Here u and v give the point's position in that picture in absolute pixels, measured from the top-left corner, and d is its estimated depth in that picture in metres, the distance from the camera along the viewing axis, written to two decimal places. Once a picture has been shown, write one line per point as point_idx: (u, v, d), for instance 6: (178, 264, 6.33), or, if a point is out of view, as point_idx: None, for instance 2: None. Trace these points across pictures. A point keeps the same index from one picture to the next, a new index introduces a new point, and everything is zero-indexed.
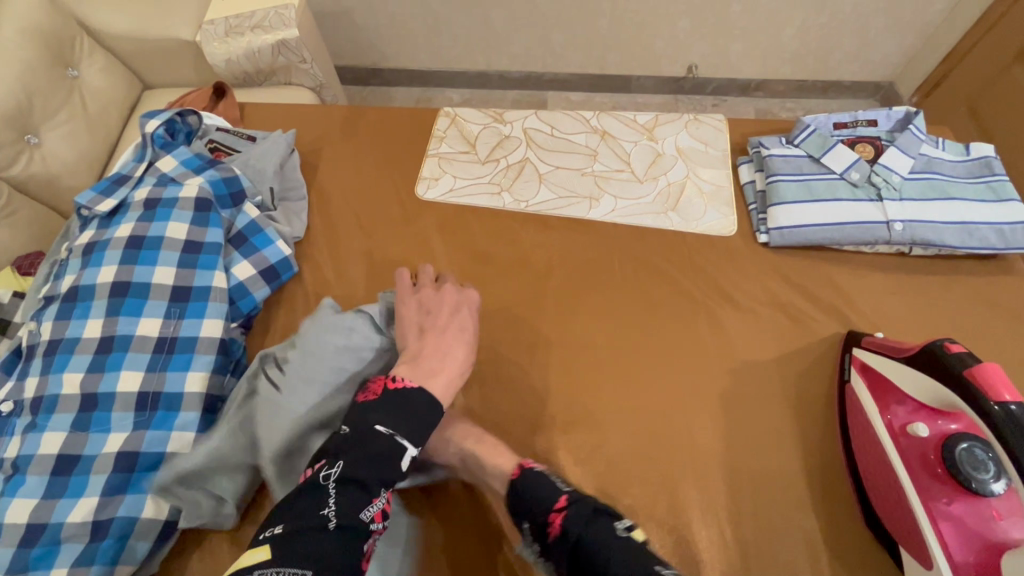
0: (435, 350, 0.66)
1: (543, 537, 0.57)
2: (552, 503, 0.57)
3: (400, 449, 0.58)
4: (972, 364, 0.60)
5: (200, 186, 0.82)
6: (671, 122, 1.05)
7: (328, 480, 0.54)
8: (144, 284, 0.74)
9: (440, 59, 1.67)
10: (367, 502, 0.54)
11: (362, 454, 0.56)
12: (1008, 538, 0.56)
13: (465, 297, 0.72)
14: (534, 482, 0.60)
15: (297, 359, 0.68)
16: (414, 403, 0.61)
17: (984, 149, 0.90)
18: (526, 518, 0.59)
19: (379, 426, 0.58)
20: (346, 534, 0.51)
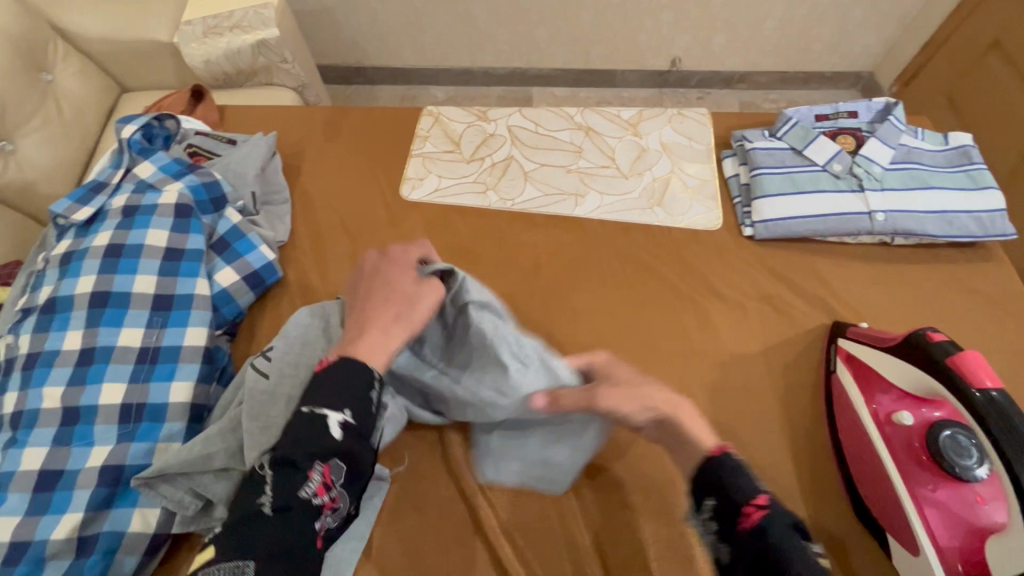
0: (357, 320, 0.63)
1: (727, 522, 0.49)
2: (754, 495, 0.49)
3: (324, 421, 0.53)
4: (954, 352, 0.62)
5: (180, 193, 0.81)
6: (655, 117, 1.05)
7: (263, 469, 0.53)
8: (124, 293, 0.73)
9: (423, 56, 1.66)
10: (301, 479, 0.51)
11: (287, 437, 0.53)
12: (991, 523, 0.56)
13: (396, 258, 0.68)
14: (737, 468, 0.51)
15: (280, 346, 0.67)
16: (336, 379, 0.55)
17: (962, 138, 0.91)
18: (711, 493, 0.51)
19: (302, 407, 0.54)
20: (286, 516, 0.50)
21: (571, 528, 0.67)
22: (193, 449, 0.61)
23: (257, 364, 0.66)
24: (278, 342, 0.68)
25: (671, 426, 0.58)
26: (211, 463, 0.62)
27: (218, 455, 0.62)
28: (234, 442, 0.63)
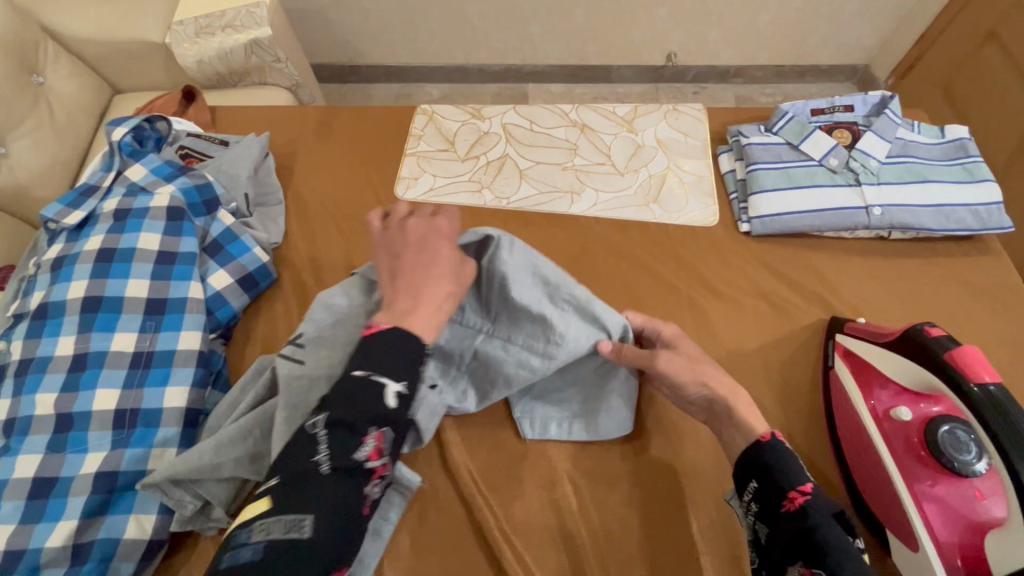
0: (408, 291, 0.59)
1: (771, 502, 0.56)
2: (799, 483, 0.56)
3: (382, 389, 0.51)
4: (952, 347, 0.61)
5: (172, 195, 0.80)
6: (650, 114, 1.04)
7: (316, 428, 0.50)
8: (116, 297, 0.72)
9: (418, 54, 1.65)
10: (358, 443, 0.49)
11: (344, 399, 0.50)
12: (991, 518, 0.56)
13: (434, 228, 0.65)
14: (786, 456, 0.58)
15: (311, 332, 0.68)
16: (392, 345, 0.54)
17: (958, 131, 0.91)
18: (756, 477, 0.58)
19: (356, 370, 0.52)
20: (343, 478, 0.48)
21: (568, 525, 0.67)
22: (203, 458, 0.61)
23: (288, 351, 0.67)
24: (308, 328, 0.68)
25: (721, 406, 0.64)
26: (222, 472, 0.62)
27: (229, 465, 0.62)
28: (243, 450, 0.62)
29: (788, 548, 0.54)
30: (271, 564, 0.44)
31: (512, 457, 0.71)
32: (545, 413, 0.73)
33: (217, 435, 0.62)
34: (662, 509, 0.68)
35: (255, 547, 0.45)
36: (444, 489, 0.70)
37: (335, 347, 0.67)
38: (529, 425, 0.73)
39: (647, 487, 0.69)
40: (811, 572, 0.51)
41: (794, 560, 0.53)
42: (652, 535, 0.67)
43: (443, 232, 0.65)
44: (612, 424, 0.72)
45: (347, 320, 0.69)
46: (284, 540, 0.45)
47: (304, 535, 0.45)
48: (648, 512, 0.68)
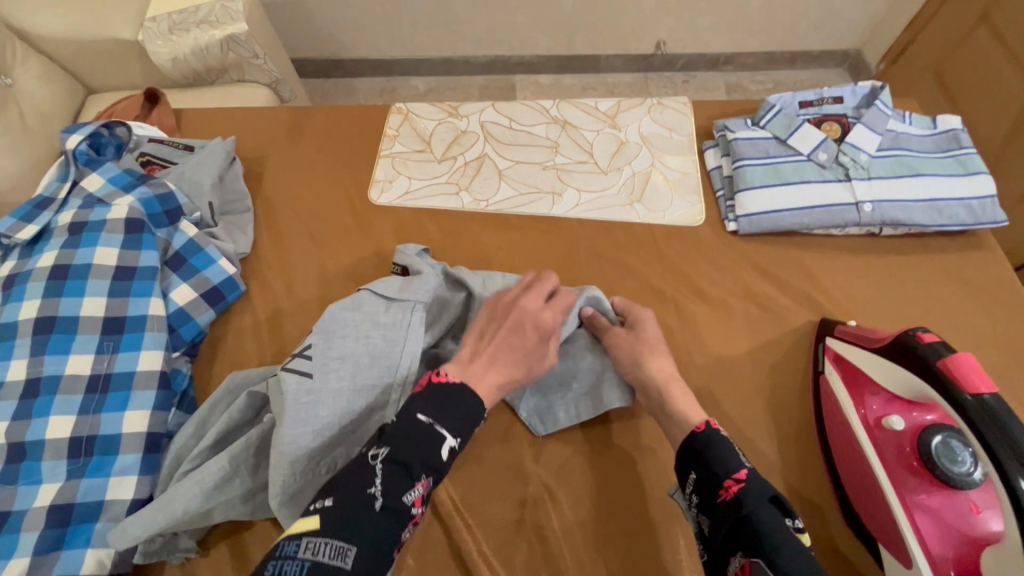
0: (486, 355, 0.61)
1: (709, 494, 0.54)
2: (734, 470, 0.54)
3: (440, 441, 0.54)
4: (946, 353, 0.59)
5: (130, 206, 0.76)
6: (634, 108, 1.00)
7: (375, 460, 0.52)
8: (71, 317, 0.69)
9: (400, 46, 1.60)
10: (410, 487, 0.51)
11: (408, 441, 0.53)
12: (987, 533, 0.54)
13: (539, 315, 0.64)
14: (720, 443, 0.56)
15: (320, 343, 0.63)
16: (454, 399, 0.56)
17: (951, 121, 0.88)
18: (695, 467, 0.56)
19: (422, 414, 0.55)
20: (390, 516, 0.50)
21: (548, 540, 0.64)
22: (191, 509, 0.59)
23: (296, 364, 0.62)
24: (317, 339, 0.63)
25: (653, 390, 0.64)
26: (211, 517, 0.61)
27: (219, 509, 0.61)
28: (233, 493, 0.61)
29: (728, 541, 0.51)
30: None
31: (491, 473, 0.68)
32: (548, 402, 0.71)
33: (200, 481, 0.59)
34: (649, 527, 0.65)
35: (301, 564, 0.45)
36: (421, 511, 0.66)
37: (345, 362, 0.63)
38: (536, 420, 0.71)
39: (633, 504, 0.66)
40: (751, 564, 0.48)
41: (736, 551, 0.50)
42: (637, 555, 0.64)
43: (548, 323, 0.64)
44: (614, 395, 0.69)
45: (359, 330, 0.65)
46: (329, 565, 0.45)
47: (347, 566, 0.46)
48: (633, 530, 0.65)
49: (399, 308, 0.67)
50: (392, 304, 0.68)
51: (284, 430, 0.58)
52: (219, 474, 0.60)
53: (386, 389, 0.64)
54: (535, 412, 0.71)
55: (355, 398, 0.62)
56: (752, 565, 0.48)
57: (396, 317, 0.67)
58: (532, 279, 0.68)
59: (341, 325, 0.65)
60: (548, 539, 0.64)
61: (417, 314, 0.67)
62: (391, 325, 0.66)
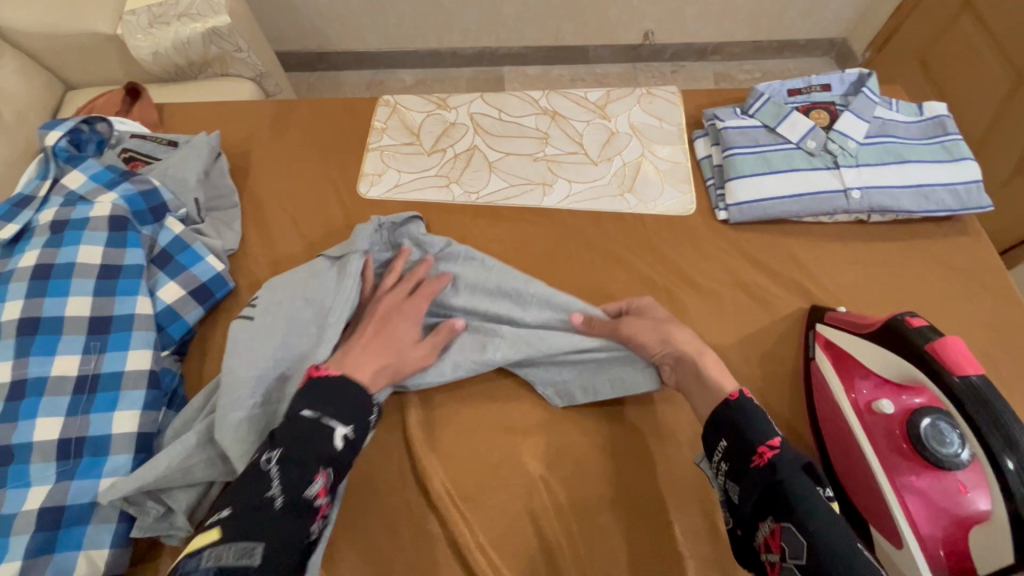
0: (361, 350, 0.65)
1: (740, 460, 0.54)
2: (768, 437, 0.54)
3: (331, 431, 0.56)
4: (934, 337, 0.60)
5: (114, 203, 0.75)
6: (623, 98, 1.00)
7: (269, 464, 0.54)
8: (56, 318, 0.68)
9: (387, 39, 1.58)
10: (308, 480, 0.53)
11: (295, 438, 0.55)
12: (975, 512, 0.55)
13: (400, 308, 0.70)
14: (753, 412, 0.57)
15: (265, 295, 0.71)
16: (339, 390, 0.59)
17: (937, 108, 0.89)
18: (725, 435, 0.57)
19: (307, 412, 0.57)
20: (292, 510, 0.52)
21: (545, 531, 0.64)
22: (171, 466, 0.60)
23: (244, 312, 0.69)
24: (264, 292, 0.71)
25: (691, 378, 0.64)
26: (192, 475, 0.61)
27: (200, 467, 0.61)
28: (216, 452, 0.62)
29: (758, 507, 0.52)
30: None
31: (484, 461, 0.68)
32: (561, 378, 0.72)
33: (179, 442, 0.61)
34: (643, 514, 0.65)
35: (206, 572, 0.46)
36: (415, 501, 0.66)
37: (282, 307, 0.69)
38: (555, 395, 0.71)
39: (628, 494, 0.66)
40: (781, 527, 0.49)
41: (767, 516, 0.51)
42: (632, 540, 0.64)
43: (410, 311, 0.70)
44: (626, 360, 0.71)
45: (298, 283, 0.71)
46: (236, 564, 0.47)
47: (256, 562, 0.48)
48: (628, 515, 0.65)
49: (341, 263, 0.73)
50: (336, 261, 0.73)
51: (225, 363, 0.65)
52: (199, 435, 0.61)
53: (320, 330, 0.68)
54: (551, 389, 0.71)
55: (290, 336, 0.68)
56: (782, 530, 0.49)
57: (337, 272, 0.72)
58: (392, 275, 0.74)
59: (284, 281, 0.72)
60: (544, 527, 0.65)
61: (354, 263, 0.72)
62: (330, 276, 0.72)
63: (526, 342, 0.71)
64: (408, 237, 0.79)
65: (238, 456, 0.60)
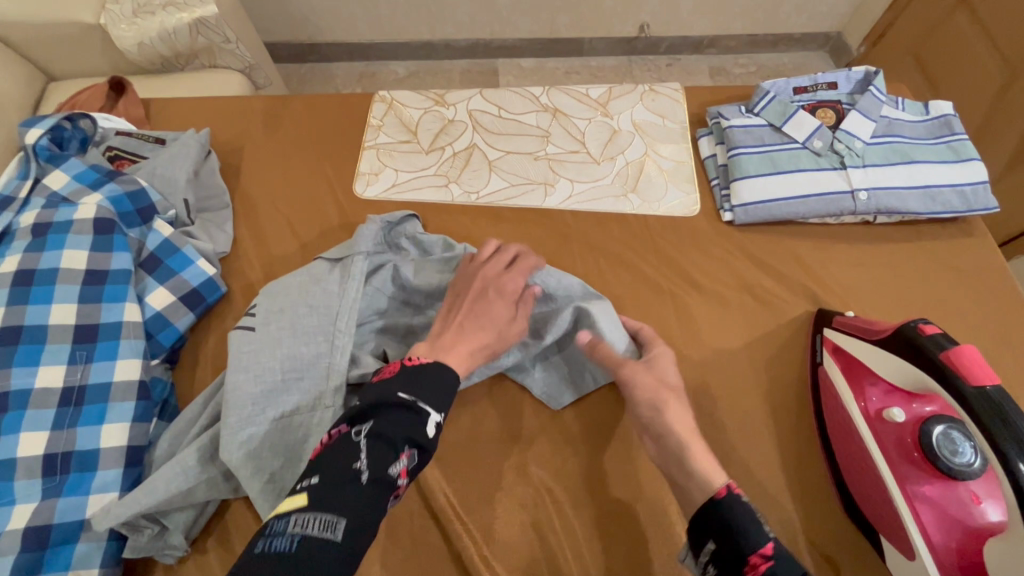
0: (454, 330, 0.62)
1: (729, 566, 0.50)
2: (760, 544, 0.49)
3: (424, 417, 0.52)
4: (948, 346, 0.59)
5: (99, 205, 0.72)
6: (625, 95, 0.98)
7: (359, 436, 0.49)
8: (39, 326, 0.65)
9: (377, 29, 1.54)
10: (394, 458, 0.49)
11: (390, 414, 0.51)
12: (988, 523, 0.54)
13: (500, 282, 0.67)
14: (745, 511, 0.51)
15: (265, 303, 0.68)
16: (435, 375, 0.56)
17: (942, 107, 0.88)
18: (713, 538, 0.51)
19: (402, 393, 0.53)
20: (376, 488, 0.47)
21: (552, 544, 0.63)
22: (171, 488, 0.58)
23: (243, 323, 0.66)
24: (263, 300, 0.68)
25: None
26: (194, 496, 0.59)
27: (201, 488, 0.59)
28: (217, 470, 0.60)
29: None
30: (303, 559, 0.41)
31: (489, 473, 0.66)
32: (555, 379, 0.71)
33: (179, 462, 0.58)
34: (650, 524, 0.64)
35: (290, 539, 0.42)
36: (416, 514, 0.64)
37: (285, 314, 0.66)
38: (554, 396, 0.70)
39: (635, 505, 0.65)
40: None
41: None
42: (640, 552, 0.63)
43: (509, 287, 0.67)
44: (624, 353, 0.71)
45: (299, 288, 0.68)
46: (319, 538, 0.42)
47: (338, 538, 0.43)
48: (636, 527, 0.64)
49: (343, 266, 0.71)
50: (337, 265, 0.71)
51: (230, 376, 0.62)
52: (200, 454, 0.59)
53: (327, 336, 0.65)
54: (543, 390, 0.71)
55: (297, 344, 0.64)
56: None
57: (340, 275, 0.70)
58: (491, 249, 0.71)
59: (285, 286, 0.69)
60: (548, 539, 0.63)
61: (359, 265, 0.70)
62: (334, 280, 0.69)
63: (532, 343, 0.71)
64: (404, 238, 0.76)
65: (246, 474, 0.59)
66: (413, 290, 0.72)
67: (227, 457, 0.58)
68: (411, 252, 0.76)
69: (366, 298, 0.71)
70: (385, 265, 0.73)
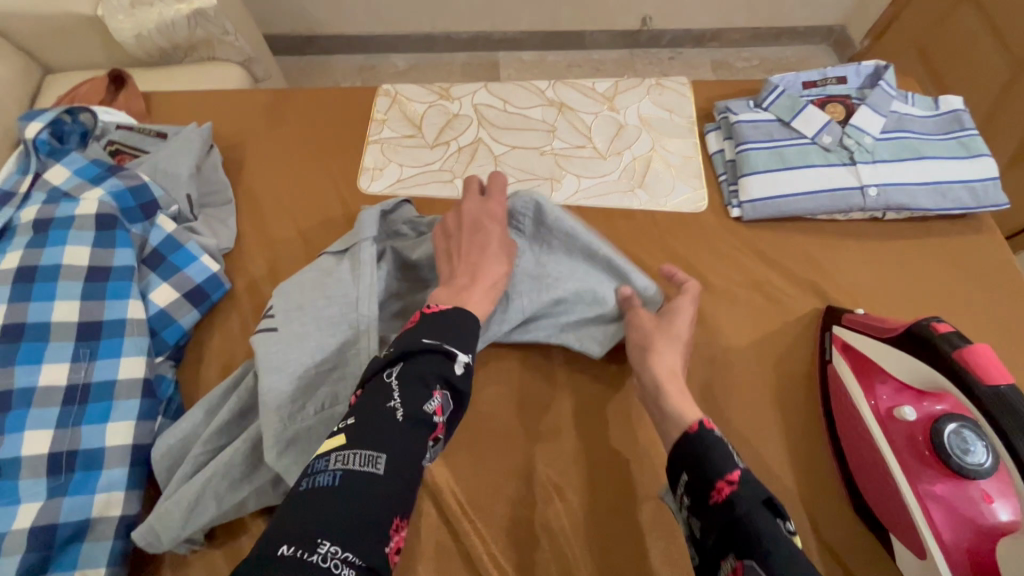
0: (465, 269, 0.63)
1: (700, 494, 0.48)
2: (726, 471, 0.48)
3: (451, 358, 0.52)
4: (962, 345, 0.58)
5: (101, 200, 0.71)
6: (632, 89, 0.97)
7: (390, 377, 0.49)
8: (42, 324, 0.64)
9: (377, 21, 1.52)
10: (428, 396, 0.48)
11: (418, 358, 0.50)
12: (1000, 521, 0.54)
13: (487, 210, 0.68)
14: (713, 443, 0.51)
15: (282, 302, 0.66)
16: (456, 320, 0.55)
17: (952, 102, 0.87)
18: (685, 469, 0.51)
19: (427, 338, 0.52)
20: (414, 427, 0.46)
21: (561, 544, 0.62)
22: (223, 501, 0.59)
23: (263, 325, 0.65)
24: (279, 300, 0.67)
25: None
26: (245, 507, 0.60)
27: (252, 498, 0.60)
28: (264, 479, 0.60)
29: (721, 544, 0.45)
30: (348, 491, 0.41)
31: (501, 474, 0.66)
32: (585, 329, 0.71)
33: (223, 475, 0.59)
34: (659, 521, 0.64)
35: (334, 474, 0.43)
36: (426, 515, 0.63)
37: (305, 310, 0.65)
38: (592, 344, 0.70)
39: (645, 505, 0.64)
40: (743, 565, 0.41)
41: (729, 554, 0.44)
42: (651, 552, 0.62)
43: (496, 212, 0.69)
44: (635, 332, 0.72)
45: (313, 283, 0.68)
46: (362, 472, 0.43)
47: (380, 469, 0.43)
48: (645, 527, 0.63)
49: (350, 257, 0.69)
50: (342, 257, 0.70)
51: (263, 379, 0.61)
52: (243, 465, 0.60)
53: (352, 326, 0.65)
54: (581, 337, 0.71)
55: (323, 337, 0.64)
56: (743, 568, 0.41)
57: (351, 266, 0.69)
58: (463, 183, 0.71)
59: (298, 283, 0.68)
60: (558, 537, 0.63)
61: (366, 251, 0.68)
62: (345, 271, 0.68)
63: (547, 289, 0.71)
64: (402, 223, 0.76)
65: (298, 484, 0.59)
66: (422, 268, 0.72)
67: (277, 467, 0.58)
68: (410, 236, 0.76)
69: (382, 282, 0.70)
70: (388, 250, 0.73)
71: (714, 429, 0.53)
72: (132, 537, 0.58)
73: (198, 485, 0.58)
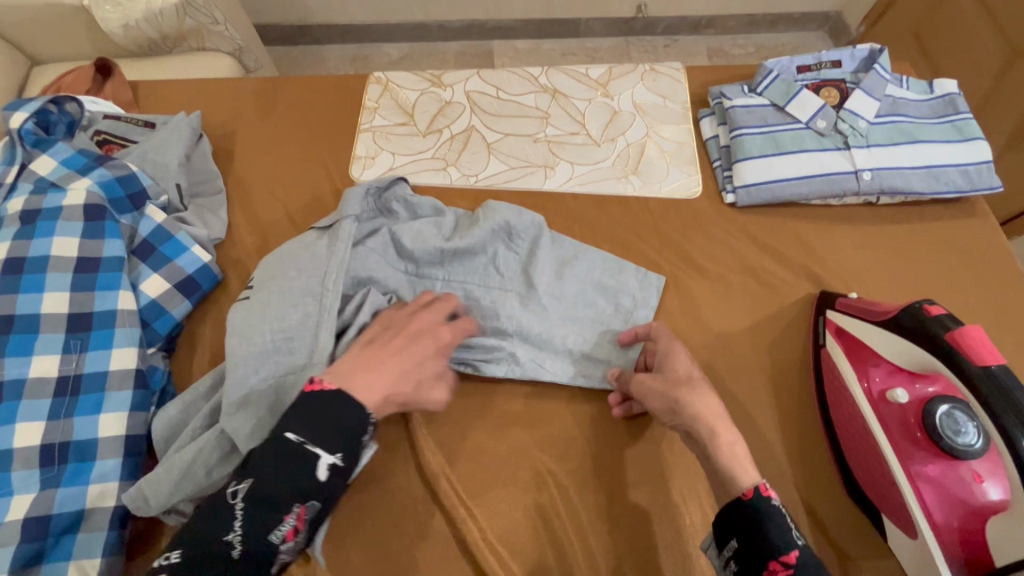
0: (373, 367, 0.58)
1: (749, 567, 0.50)
2: (783, 552, 0.49)
3: (314, 462, 0.51)
4: (954, 327, 0.59)
5: (89, 190, 0.70)
6: (626, 75, 0.96)
7: (235, 499, 0.50)
8: (32, 316, 0.64)
9: (369, 10, 1.50)
10: (276, 524, 0.49)
11: (275, 469, 0.51)
12: (988, 500, 0.54)
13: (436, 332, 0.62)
14: (772, 516, 0.50)
15: (263, 272, 0.68)
16: (330, 412, 0.53)
17: (947, 85, 0.86)
18: (737, 536, 0.51)
19: (289, 435, 0.52)
20: (251, 559, 0.49)
21: (555, 529, 0.63)
22: (209, 472, 0.59)
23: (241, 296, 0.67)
24: (262, 273, 0.68)
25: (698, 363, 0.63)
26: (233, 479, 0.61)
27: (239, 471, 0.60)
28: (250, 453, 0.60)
29: None
30: None
31: (492, 459, 0.66)
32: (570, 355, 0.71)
33: (212, 446, 0.59)
34: (651, 509, 0.64)
35: None
36: (420, 500, 0.64)
37: (278, 280, 0.66)
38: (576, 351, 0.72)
39: (636, 490, 0.65)
40: None
41: None
42: (644, 537, 0.63)
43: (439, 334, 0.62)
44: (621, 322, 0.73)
45: (289, 255, 0.69)
46: None
47: None
48: (638, 514, 0.63)
49: (330, 233, 0.70)
50: (326, 231, 0.71)
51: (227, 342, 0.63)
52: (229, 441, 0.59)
53: (316, 296, 0.65)
54: (571, 344, 0.72)
55: (285, 305, 0.64)
56: None
57: (329, 241, 0.70)
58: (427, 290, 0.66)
59: (277, 257, 0.69)
60: (553, 525, 0.63)
61: (347, 228, 0.70)
62: (322, 247, 0.69)
63: (541, 317, 0.72)
64: (395, 201, 0.76)
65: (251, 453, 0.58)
66: (412, 252, 0.72)
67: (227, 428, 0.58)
68: (403, 215, 0.76)
69: (358, 258, 0.70)
70: (379, 230, 0.74)
71: (772, 497, 0.52)
72: (121, 498, 0.58)
73: (188, 455, 0.58)
